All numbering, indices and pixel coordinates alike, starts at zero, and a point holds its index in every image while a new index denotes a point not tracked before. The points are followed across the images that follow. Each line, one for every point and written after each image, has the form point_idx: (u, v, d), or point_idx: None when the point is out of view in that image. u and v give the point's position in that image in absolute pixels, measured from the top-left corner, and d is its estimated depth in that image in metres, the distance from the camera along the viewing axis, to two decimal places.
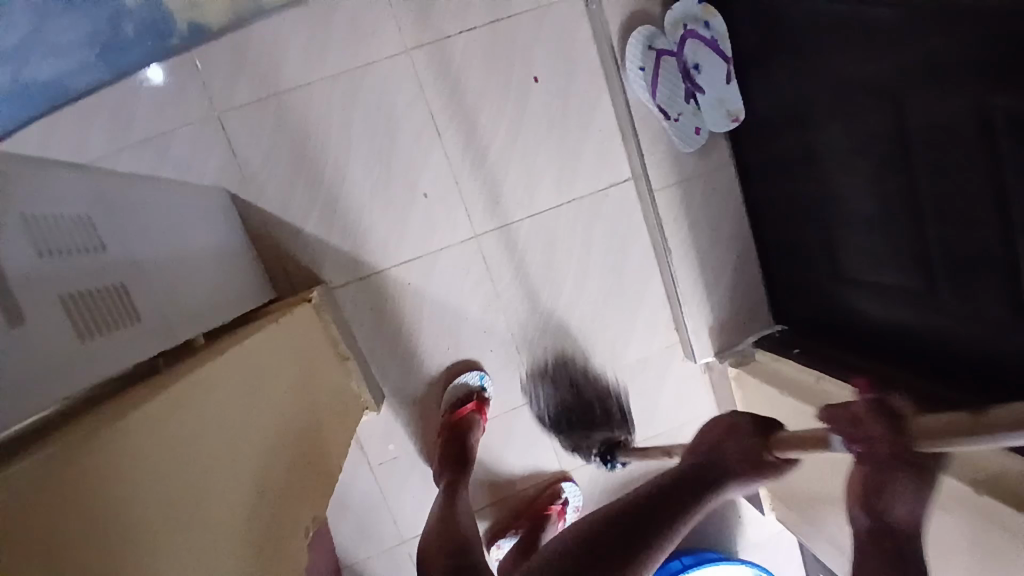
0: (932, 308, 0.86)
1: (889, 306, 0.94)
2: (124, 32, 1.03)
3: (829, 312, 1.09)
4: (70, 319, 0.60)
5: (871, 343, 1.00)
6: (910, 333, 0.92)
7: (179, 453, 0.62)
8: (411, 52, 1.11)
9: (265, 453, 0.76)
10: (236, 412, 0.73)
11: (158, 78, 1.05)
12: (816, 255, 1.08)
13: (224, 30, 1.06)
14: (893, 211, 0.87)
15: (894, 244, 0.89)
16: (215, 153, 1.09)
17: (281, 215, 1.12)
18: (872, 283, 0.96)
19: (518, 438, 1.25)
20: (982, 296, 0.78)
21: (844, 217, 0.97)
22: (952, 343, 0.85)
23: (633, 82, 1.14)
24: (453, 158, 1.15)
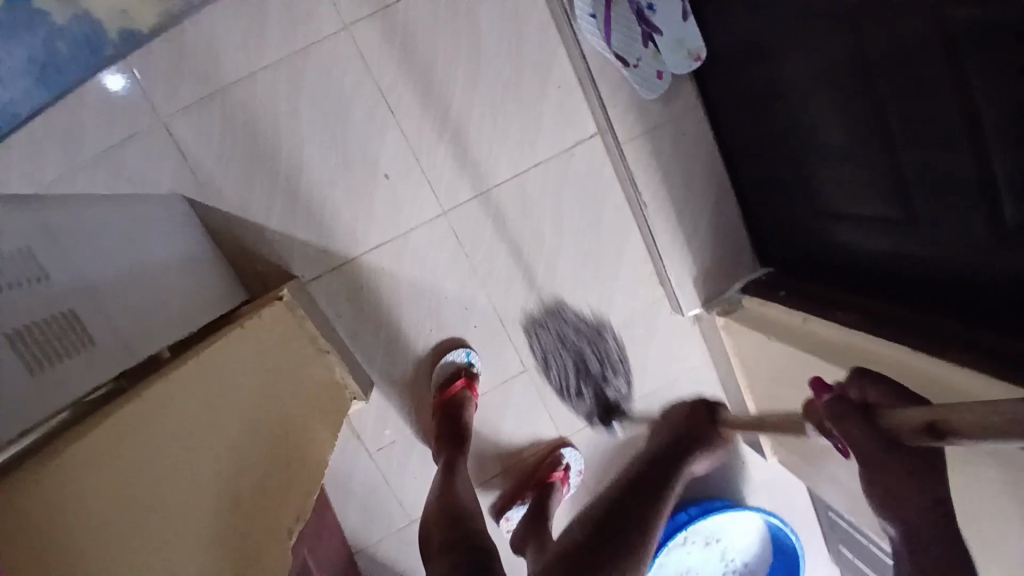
0: (911, 236, 0.83)
1: (872, 238, 0.90)
2: (57, 51, 0.95)
3: (813, 247, 1.05)
4: (18, 355, 0.61)
5: (859, 278, 0.97)
6: (898, 262, 0.88)
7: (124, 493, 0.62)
8: (352, 29, 1.07)
9: (237, 465, 0.75)
10: (193, 429, 0.72)
11: (118, 87, 1.03)
12: (792, 192, 1.04)
13: (158, 33, 1.01)
14: (864, 138, 0.83)
15: (869, 172, 0.85)
16: (167, 160, 1.06)
17: (242, 215, 1.10)
18: (852, 216, 0.92)
19: (513, 408, 1.25)
20: (962, 220, 0.74)
21: (815, 150, 0.93)
22: (933, 268, 0.82)
23: (586, 31, 1.07)
24: (410, 134, 1.11)
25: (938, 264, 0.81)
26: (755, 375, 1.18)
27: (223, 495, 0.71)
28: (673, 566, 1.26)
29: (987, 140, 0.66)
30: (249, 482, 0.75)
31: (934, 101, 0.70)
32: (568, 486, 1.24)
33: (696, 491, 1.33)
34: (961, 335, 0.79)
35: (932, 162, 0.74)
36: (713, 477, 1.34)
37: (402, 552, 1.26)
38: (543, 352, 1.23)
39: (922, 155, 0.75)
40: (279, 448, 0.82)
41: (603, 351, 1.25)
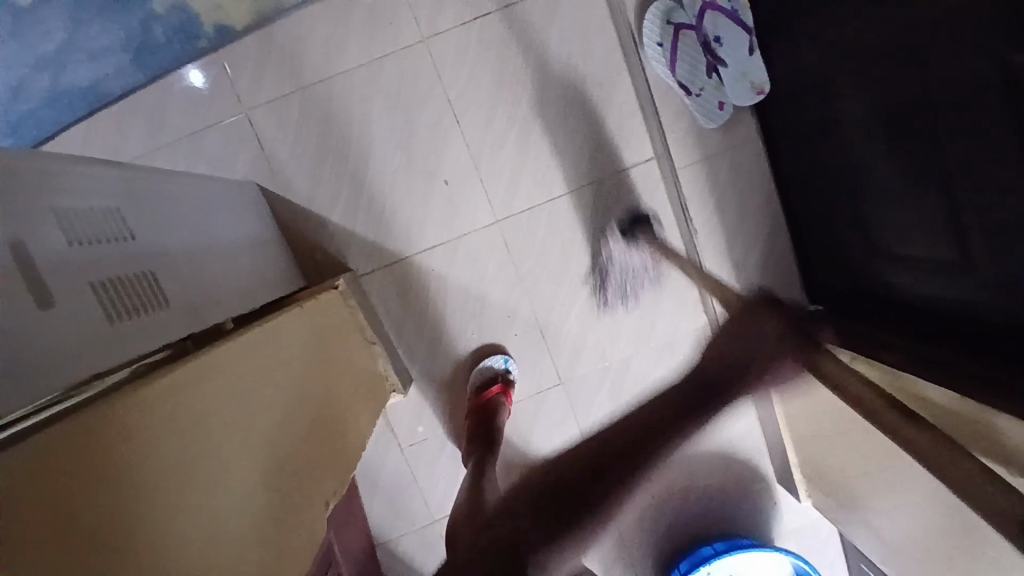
0: (965, 276, 0.81)
1: (925, 280, 0.89)
2: (154, 35, 1.07)
3: (864, 288, 1.04)
4: (102, 302, 0.65)
5: (908, 321, 0.95)
6: (950, 305, 0.86)
7: (195, 431, 0.66)
8: (428, 41, 1.13)
9: (286, 433, 0.79)
10: (246, 401, 0.74)
11: (200, 83, 1.10)
12: (847, 229, 1.03)
13: (248, 31, 1.10)
14: (922, 177, 0.83)
15: (924, 212, 0.85)
16: (246, 148, 1.13)
17: (307, 205, 1.16)
18: (906, 257, 0.91)
19: (545, 420, 1.26)
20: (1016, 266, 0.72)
21: (875, 188, 0.93)
22: (987, 313, 0.80)
23: (652, 58, 1.12)
24: (472, 143, 1.16)
25: (996, 309, 0.78)
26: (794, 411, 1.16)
27: (270, 467, 0.74)
28: None
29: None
30: (292, 457, 0.78)
31: (999, 142, 0.69)
32: None
33: (722, 526, 1.31)
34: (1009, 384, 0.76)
35: (993, 205, 0.73)
36: (741, 514, 1.31)
37: (422, 552, 1.27)
38: (580, 366, 1.24)
39: (981, 195, 0.74)
40: (322, 427, 0.86)
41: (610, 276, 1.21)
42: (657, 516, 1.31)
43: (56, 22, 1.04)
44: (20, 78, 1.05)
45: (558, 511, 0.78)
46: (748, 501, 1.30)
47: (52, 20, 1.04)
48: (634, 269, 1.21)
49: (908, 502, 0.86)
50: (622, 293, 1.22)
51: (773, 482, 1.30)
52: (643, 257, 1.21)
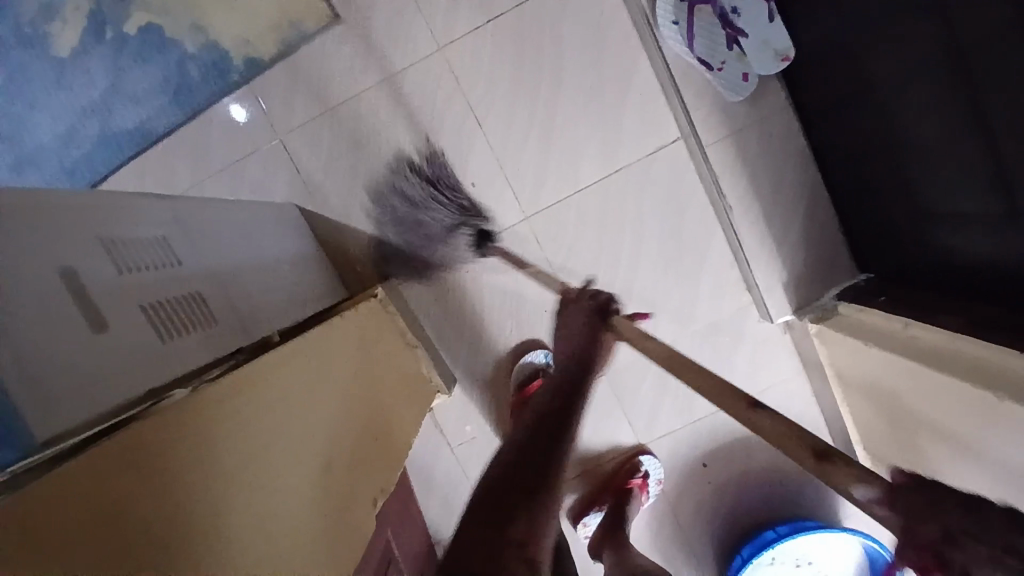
0: (1017, 234, 0.75)
1: (974, 238, 0.83)
2: (190, 74, 1.15)
3: (913, 253, 0.98)
4: (151, 323, 0.72)
5: (962, 285, 0.90)
6: (1007, 265, 0.80)
7: (245, 439, 0.70)
8: (445, 49, 1.15)
9: (333, 438, 0.82)
10: (292, 412, 0.78)
11: (241, 117, 1.17)
12: (890, 190, 0.98)
13: (276, 60, 1.16)
14: (962, 128, 0.77)
15: (965, 165, 0.80)
16: (283, 171, 1.19)
17: (344, 220, 1.20)
18: (952, 215, 0.86)
19: (592, 413, 1.25)
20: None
21: (914, 146, 0.87)
22: None
23: (668, 37, 1.09)
24: (495, 144, 1.17)
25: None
26: (853, 388, 1.10)
27: (318, 469, 0.77)
28: None
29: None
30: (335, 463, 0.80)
31: None
32: (646, 494, 1.23)
33: (784, 510, 1.28)
34: None
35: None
36: (805, 498, 1.27)
37: None
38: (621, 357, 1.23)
39: (1021, 130, 0.68)
40: (366, 434, 0.88)
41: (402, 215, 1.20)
42: (716, 505, 1.28)
43: (103, 75, 1.13)
44: (76, 125, 1.15)
45: (530, 478, 0.66)
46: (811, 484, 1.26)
47: (97, 70, 1.13)
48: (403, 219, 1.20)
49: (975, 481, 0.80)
50: (444, 199, 1.18)
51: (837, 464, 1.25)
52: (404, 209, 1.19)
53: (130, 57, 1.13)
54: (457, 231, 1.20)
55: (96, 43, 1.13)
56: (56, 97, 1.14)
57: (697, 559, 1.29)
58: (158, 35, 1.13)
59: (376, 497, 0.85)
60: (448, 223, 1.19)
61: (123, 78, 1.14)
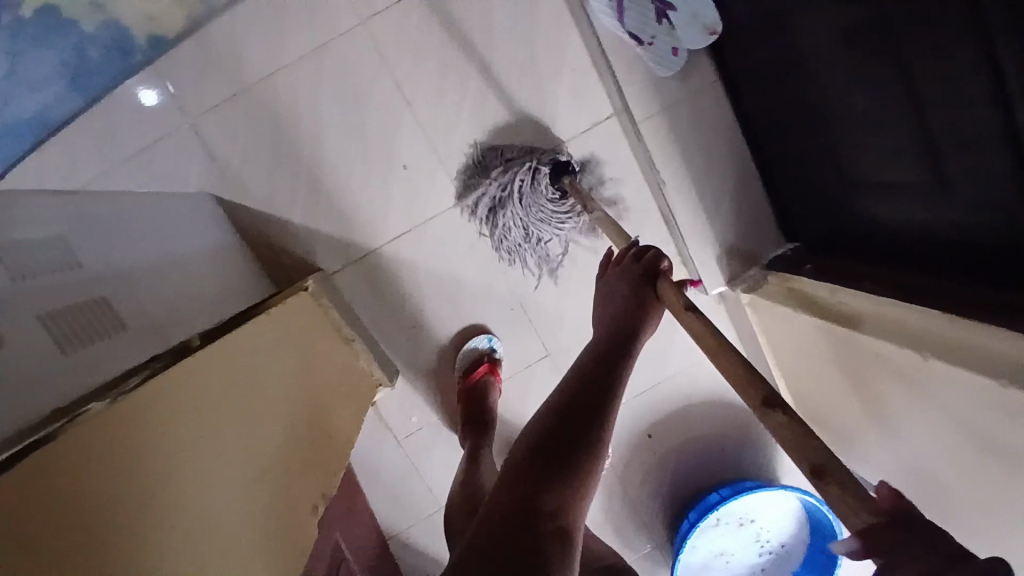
0: (943, 197, 0.79)
1: (903, 204, 0.87)
2: (90, 57, 1.00)
3: (840, 223, 1.02)
4: (50, 333, 0.65)
5: (890, 250, 0.94)
6: (931, 230, 0.84)
7: (154, 448, 0.65)
8: (368, 22, 1.08)
9: (261, 439, 0.76)
10: (214, 416, 0.72)
11: (153, 102, 1.05)
12: (817, 162, 1.01)
13: (184, 38, 1.04)
14: (888, 98, 0.80)
15: (893, 135, 0.83)
16: (195, 159, 1.08)
17: (266, 209, 1.12)
18: (881, 184, 0.89)
19: (539, 394, 1.25)
20: (995, 178, 0.70)
21: (845, 117, 0.90)
22: (966, 233, 0.79)
23: (598, 11, 1.07)
24: (427, 124, 1.13)
25: (976, 227, 0.77)
26: (788, 355, 1.15)
27: (247, 472, 0.72)
28: (708, 548, 1.28)
29: (1013, 92, 0.63)
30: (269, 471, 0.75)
31: (965, 54, 0.66)
32: None
33: (728, 473, 1.32)
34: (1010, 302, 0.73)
35: (968, 116, 0.70)
36: (744, 460, 1.32)
37: (433, 537, 1.28)
38: (565, 336, 1.23)
39: (953, 105, 0.71)
40: (302, 435, 0.82)
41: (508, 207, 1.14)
42: (662, 473, 1.32)
43: None
44: None
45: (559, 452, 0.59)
46: (750, 446, 1.31)
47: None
48: (518, 234, 1.16)
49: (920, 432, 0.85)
50: (501, 175, 1.13)
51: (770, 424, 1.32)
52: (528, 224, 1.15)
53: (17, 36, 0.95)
54: (536, 175, 1.13)
55: None
56: None
57: (646, 525, 1.34)
58: (56, 14, 0.95)
59: (320, 500, 0.79)
60: (553, 200, 1.14)
61: (16, 62, 0.96)
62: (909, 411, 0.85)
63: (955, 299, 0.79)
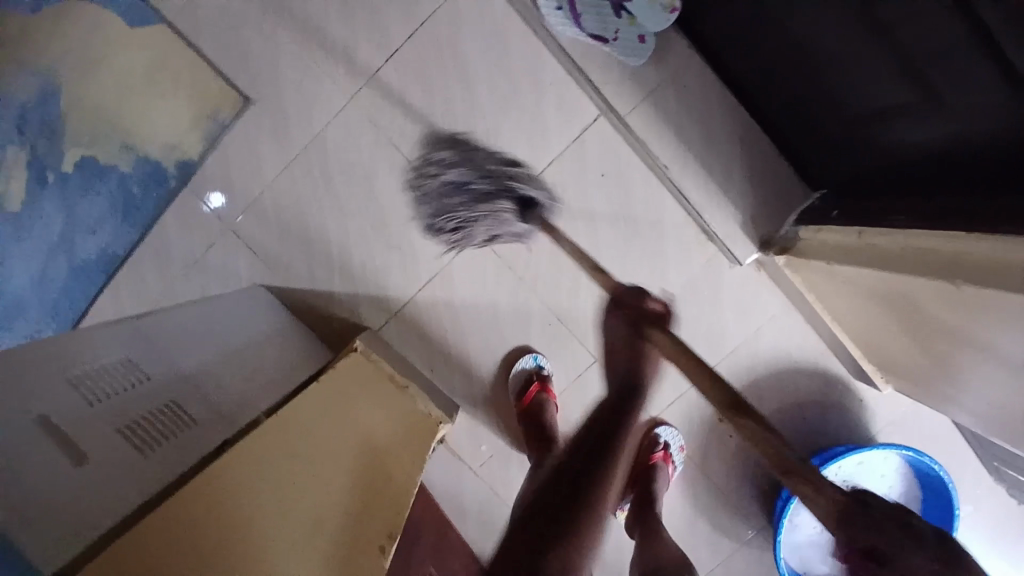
0: (945, 109, 0.76)
1: (912, 128, 0.83)
2: (133, 193, 1.16)
3: (862, 161, 0.97)
4: (130, 441, 0.76)
5: (914, 180, 0.89)
6: (949, 146, 0.80)
7: (223, 519, 0.76)
8: (355, 98, 1.17)
9: (320, 499, 0.83)
10: (274, 485, 0.81)
11: (220, 203, 1.20)
12: (815, 106, 0.98)
13: (205, 156, 1.19)
14: (856, 29, 0.80)
15: (874, 64, 0.81)
16: (242, 255, 1.22)
17: (308, 285, 1.23)
18: (884, 113, 0.86)
19: (597, 399, 1.26)
20: (973, 78, 0.70)
21: (827, 54, 0.88)
22: (988, 138, 0.74)
23: (556, 24, 1.11)
24: (428, 174, 1.19)
25: (981, 133, 0.74)
26: (840, 307, 1.10)
27: (306, 533, 0.80)
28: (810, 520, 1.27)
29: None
30: (333, 525, 0.82)
31: None
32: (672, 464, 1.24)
33: (819, 441, 1.26)
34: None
35: (931, 32, 0.70)
36: (830, 424, 1.26)
37: None
38: (610, 338, 1.24)
39: (913, 17, 0.71)
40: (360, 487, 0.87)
41: (439, 193, 1.19)
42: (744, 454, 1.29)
43: (53, 212, 1.13)
44: (44, 269, 1.14)
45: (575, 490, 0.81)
46: (832, 409, 1.25)
47: (51, 209, 1.12)
48: (442, 208, 1.19)
49: (994, 375, 0.76)
50: (450, 167, 1.18)
51: (849, 380, 1.25)
52: (463, 206, 1.18)
53: (72, 188, 1.13)
54: (497, 199, 1.18)
55: (39, 184, 1.12)
56: (22, 249, 1.12)
57: (740, 510, 1.30)
58: (95, 161, 1.14)
59: (383, 542, 0.83)
60: (467, 202, 1.18)
61: (73, 209, 1.13)
62: (970, 348, 0.78)
63: (995, 208, 0.73)
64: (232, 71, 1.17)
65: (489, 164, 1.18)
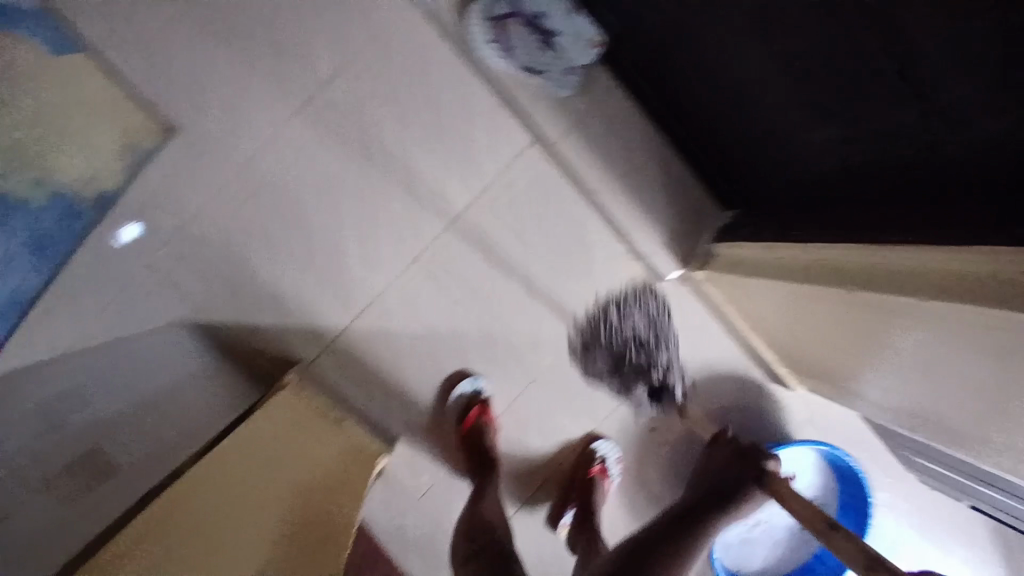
0: (855, 134, 0.84)
1: (825, 150, 0.91)
2: (45, 227, 1.05)
3: (778, 179, 1.05)
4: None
5: (827, 197, 0.96)
6: (858, 166, 0.88)
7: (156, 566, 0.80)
8: (284, 127, 1.16)
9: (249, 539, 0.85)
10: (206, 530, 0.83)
11: (136, 233, 1.13)
12: (736, 129, 1.05)
13: (126, 186, 1.10)
14: (774, 60, 0.87)
15: (792, 92, 0.88)
16: (162, 292, 1.15)
17: (236, 320, 1.18)
18: (801, 136, 0.93)
19: (537, 418, 1.29)
20: (876, 106, 0.77)
21: (750, 81, 0.94)
22: (893, 161, 0.81)
23: (490, 56, 1.17)
24: (362, 202, 1.19)
25: (885, 156, 0.82)
26: (755, 316, 1.20)
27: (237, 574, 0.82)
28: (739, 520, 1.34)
29: (853, 26, 0.72)
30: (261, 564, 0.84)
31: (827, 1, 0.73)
32: (610, 477, 1.29)
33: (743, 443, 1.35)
34: (937, 215, 0.76)
35: (841, 65, 0.77)
36: (752, 426, 1.35)
37: None
38: (547, 357, 1.28)
39: (824, 57, 0.79)
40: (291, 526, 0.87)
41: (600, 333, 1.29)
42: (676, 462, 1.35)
43: None
44: None
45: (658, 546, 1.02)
46: (753, 412, 1.34)
47: None
48: (626, 358, 1.30)
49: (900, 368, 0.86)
50: (621, 323, 1.28)
51: (767, 384, 1.35)
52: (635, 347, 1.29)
53: None
54: (654, 363, 1.30)
55: None
56: None
57: None
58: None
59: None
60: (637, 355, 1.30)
61: None
62: (872, 346, 0.87)
63: (900, 223, 0.80)
64: (151, 98, 1.11)
65: (603, 334, 1.29)
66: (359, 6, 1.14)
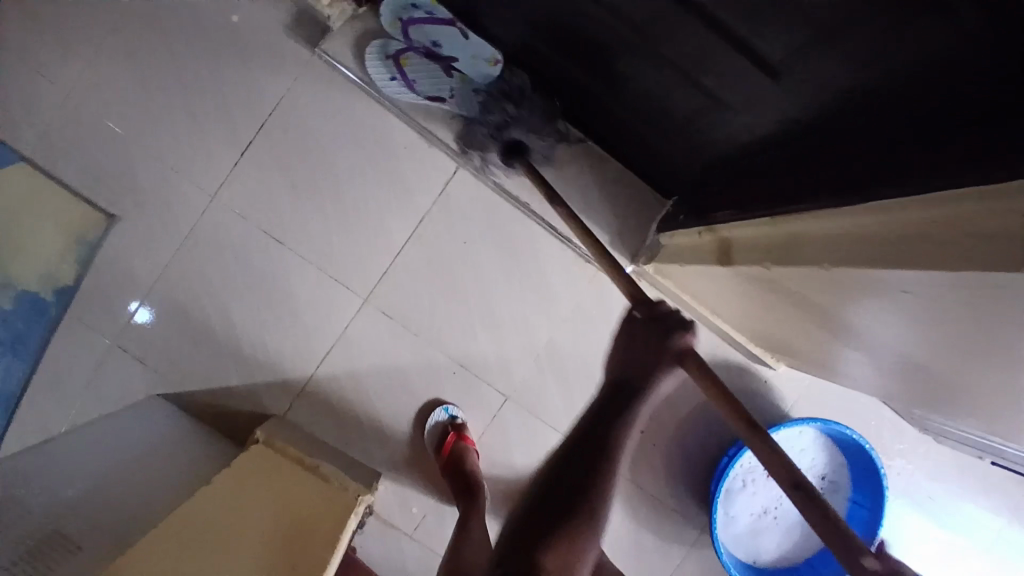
0: (755, 99, 0.82)
1: (735, 124, 0.90)
2: (17, 327, 1.14)
3: (702, 159, 1.04)
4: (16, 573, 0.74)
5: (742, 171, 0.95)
6: (764, 134, 0.86)
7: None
8: (218, 194, 1.20)
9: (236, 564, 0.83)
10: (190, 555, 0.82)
11: (146, 313, 1.20)
12: (648, 117, 1.04)
13: (82, 277, 1.19)
14: (658, 44, 0.87)
15: (682, 71, 0.88)
16: (135, 370, 1.21)
17: (206, 385, 1.22)
18: (705, 113, 0.92)
19: (517, 435, 1.28)
20: (760, 67, 0.77)
21: (636, 69, 0.95)
22: (791, 121, 0.80)
23: (393, 91, 1.17)
24: (306, 254, 1.22)
25: (785, 119, 0.80)
26: (714, 300, 1.16)
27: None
28: (746, 511, 1.28)
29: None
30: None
31: None
32: None
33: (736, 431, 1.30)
34: (834, 175, 0.74)
35: (712, 30, 0.77)
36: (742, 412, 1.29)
37: None
38: (516, 373, 1.27)
39: (695, 33, 0.80)
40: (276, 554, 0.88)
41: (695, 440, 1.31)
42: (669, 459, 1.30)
43: None
44: None
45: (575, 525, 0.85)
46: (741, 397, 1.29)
47: None
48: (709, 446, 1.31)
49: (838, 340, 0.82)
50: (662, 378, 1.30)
51: (749, 365, 1.29)
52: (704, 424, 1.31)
53: None
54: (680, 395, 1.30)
55: None
56: None
57: (680, 515, 1.31)
58: None
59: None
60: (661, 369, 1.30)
61: None
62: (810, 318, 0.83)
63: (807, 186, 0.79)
64: (93, 190, 1.18)
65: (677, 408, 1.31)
66: (270, 66, 1.19)
